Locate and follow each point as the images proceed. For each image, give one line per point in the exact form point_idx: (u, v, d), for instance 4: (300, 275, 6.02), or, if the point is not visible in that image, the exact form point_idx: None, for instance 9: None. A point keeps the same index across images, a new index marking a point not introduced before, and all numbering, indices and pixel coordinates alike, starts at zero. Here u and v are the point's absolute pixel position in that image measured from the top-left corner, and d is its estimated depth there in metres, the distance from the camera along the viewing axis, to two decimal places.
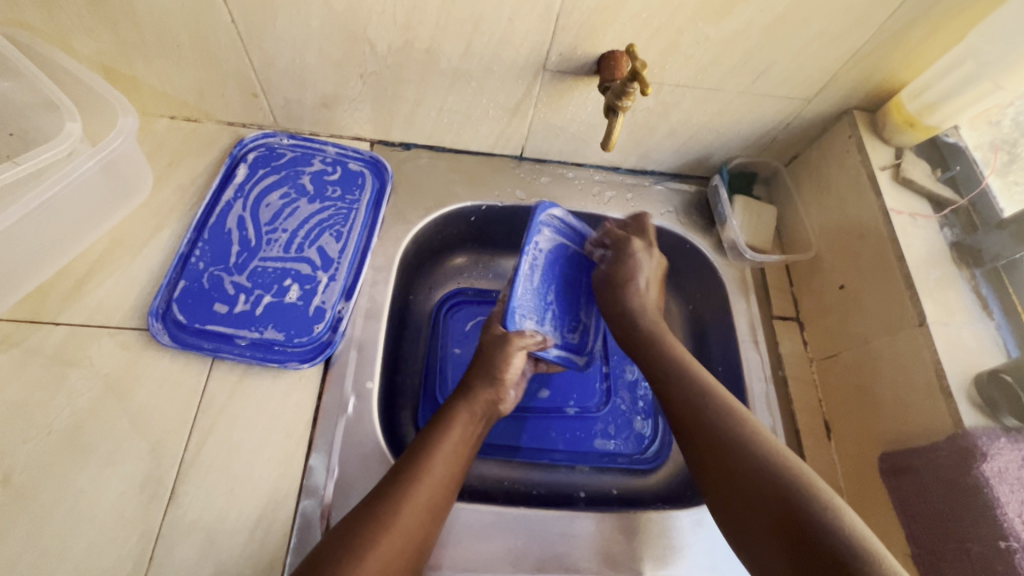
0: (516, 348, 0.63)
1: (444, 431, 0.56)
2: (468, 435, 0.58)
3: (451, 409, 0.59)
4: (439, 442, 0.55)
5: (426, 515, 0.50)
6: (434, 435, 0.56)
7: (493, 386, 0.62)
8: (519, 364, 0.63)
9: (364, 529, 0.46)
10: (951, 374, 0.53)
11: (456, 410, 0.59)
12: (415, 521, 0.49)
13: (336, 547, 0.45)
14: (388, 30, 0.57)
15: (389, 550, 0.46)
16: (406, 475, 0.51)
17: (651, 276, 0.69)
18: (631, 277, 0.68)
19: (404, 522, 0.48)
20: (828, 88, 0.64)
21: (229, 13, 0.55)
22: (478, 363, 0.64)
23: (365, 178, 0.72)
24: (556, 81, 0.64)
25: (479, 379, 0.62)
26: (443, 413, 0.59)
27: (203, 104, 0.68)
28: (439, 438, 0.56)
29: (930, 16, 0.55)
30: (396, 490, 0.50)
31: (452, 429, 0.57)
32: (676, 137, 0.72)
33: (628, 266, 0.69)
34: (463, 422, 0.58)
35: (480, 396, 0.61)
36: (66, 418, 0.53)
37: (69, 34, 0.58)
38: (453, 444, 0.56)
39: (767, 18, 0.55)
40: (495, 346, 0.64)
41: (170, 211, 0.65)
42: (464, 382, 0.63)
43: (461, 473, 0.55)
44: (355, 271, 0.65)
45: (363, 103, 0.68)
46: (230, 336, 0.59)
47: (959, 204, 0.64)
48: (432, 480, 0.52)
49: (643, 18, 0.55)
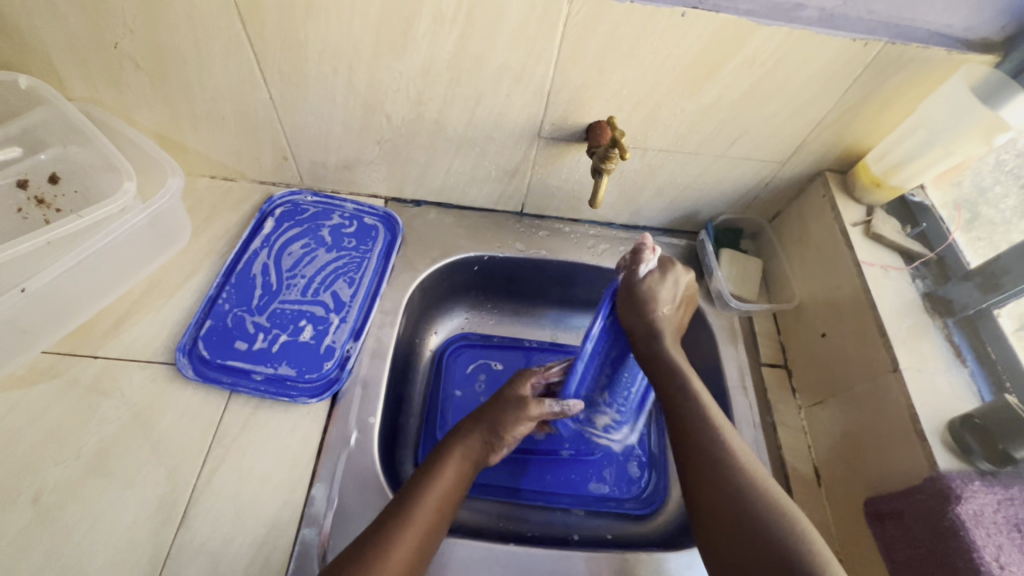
0: (526, 417, 0.64)
1: (437, 476, 0.58)
2: (461, 479, 0.60)
3: (445, 455, 0.61)
4: (431, 486, 0.57)
5: (414, 556, 0.52)
6: (429, 475, 0.58)
7: (491, 437, 0.63)
8: (522, 427, 0.63)
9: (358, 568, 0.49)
10: (924, 418, 0.55)
11: (447, 460, 0.60)
12: (405, 560, 0.51)
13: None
14: (402, 104, 0.66)
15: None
16: (398, 513, 0.54)
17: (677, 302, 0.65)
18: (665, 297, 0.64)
19: (397, 562, 0.51)
20: (799, 153, 0.71)
21: (268, 91, 0.65)
22: (479, 416, 0.65)
23: (379, 231, 0.80)
24: (550, 147, 0.71)
25: (480, 430, 0.63)
26: (437, 456, 0.61)
27: (240, 166, 0.77)
28: (431, 479, 0.58)
29: (881, 91, 0.61)
30: (388, 529, 0.52)
31: (446, 473, 0.59)
32: (663, 196, 0.79)
33: (665, 280, 0.64)
34: (449, 476, 0.59)
35: (475, 447, 0.62)
36: (95, 444, 0.58)
37: (134, 109, 0.68)
38: (447, 485, 0.58)
39: (734, 93, 0.62)
40: (500, 401, 0.65)
41: (203, 258, 0.73)
42: (463, 430, 0.64)
43: (443, 526, 0.56)
44: (365, 314, 0.71)
45: (379, 165, 0.76)
46: (247, 371, 0.64)
47: (929, 257, 0.68)
48: (417, 530, 0.53)
49: (623, 94, 0.63)
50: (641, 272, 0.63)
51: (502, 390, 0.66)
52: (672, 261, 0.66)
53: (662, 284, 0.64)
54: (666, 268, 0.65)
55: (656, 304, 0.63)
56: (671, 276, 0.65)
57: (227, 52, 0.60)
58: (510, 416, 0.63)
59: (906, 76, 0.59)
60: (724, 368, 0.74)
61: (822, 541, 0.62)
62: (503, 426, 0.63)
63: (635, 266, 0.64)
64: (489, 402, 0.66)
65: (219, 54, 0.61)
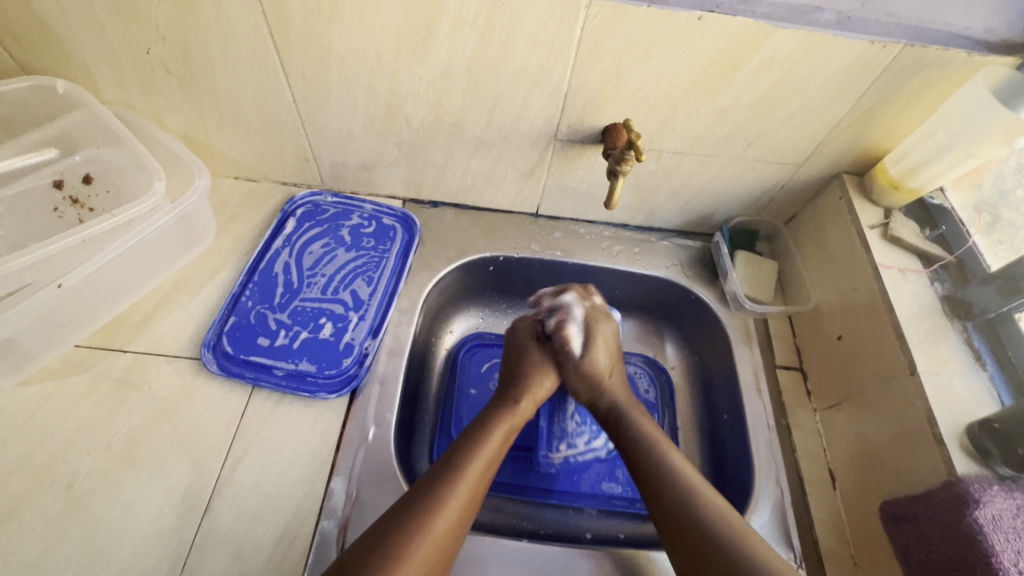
0: (546, 374, 0.70)
1: (489, 433, 0.61)
2: (508, 439, 0.63)
3: (495, 415, 0.64)
4: (484, 442, 0.60)
5: (468, 505, 0.55)
6: (480, 434, 0.61)
7: (537, 397, 0.68)
8: (558, 380, 0.71)
9: (420, 512, 0.52)
10: (942, 422, 0.55)
11: (492, 426, 0.62)
12: (462, 508, 0.54)
13: (396, 527, 0.50)
14: (422, 107, 0.67)
15: (442, 532, 0.51)
16: (454, 465, 0.56)
17: (613, 362, 0.72)
18: (599, 370, 0.70)
19: (453, 509, 0.53)
20: (815, 155, 0.71)
21: (292, 95, 0.67)
22: (523, 378, 0.69)
23: (396, 231, 0.81)
24: (566, 148, 0.72)
25: (527, 393, 0.67)
26: (485, 417, 0.64)
27: (264, 167, 0.80)
28: (485, 436, 0.61)
29: (900, 93, 0.61)
30: (445, 479, 0.55)
31: (497, 432, 0.62)
32: (678, 198, 0.79)
33: (598, 345, 0.71)
34: (496, 438, 0.61)
35: (525, 408, 0.66)
36: (124, 434, 0.60)
37: (163, 112, 0.71)
38: (498, 442, 0.61)
39: (751, 95, 0.62)
40: (536, 365, 0.70)
41: (227, 256, 0.75)
42: (510, 395, 0.67)
43: (487, 483, 0.58)
44: (383, 312, 0.73)
45: (398, 167, 0.78)
46: (269, 367, 0.66)
47: (948, 260, 0.67)
48: (468, 483, 0.56)
49: (640, 96, 0.63)
50: (575, 349, 0.70)
51: (534, 350, 0.72)
52: (597, 317, 0.72)
53: (597, 352, 0.70)
54: (592, 330, 0.71)
55: (598, 377, 0.69)
56: (599, 338, 0.71)
57: (254, 57, 0.62)
58: (549, 373, 0.70)
59: (926, 78, 0.59)
60: (738, 369, 0.74)
61: (836, 544, 0.62)
62: (547, 381, 0.69)
63: (568, 345, 0.71)
64: (529, 364, 0.70)
65: (245, 59, 0.63)
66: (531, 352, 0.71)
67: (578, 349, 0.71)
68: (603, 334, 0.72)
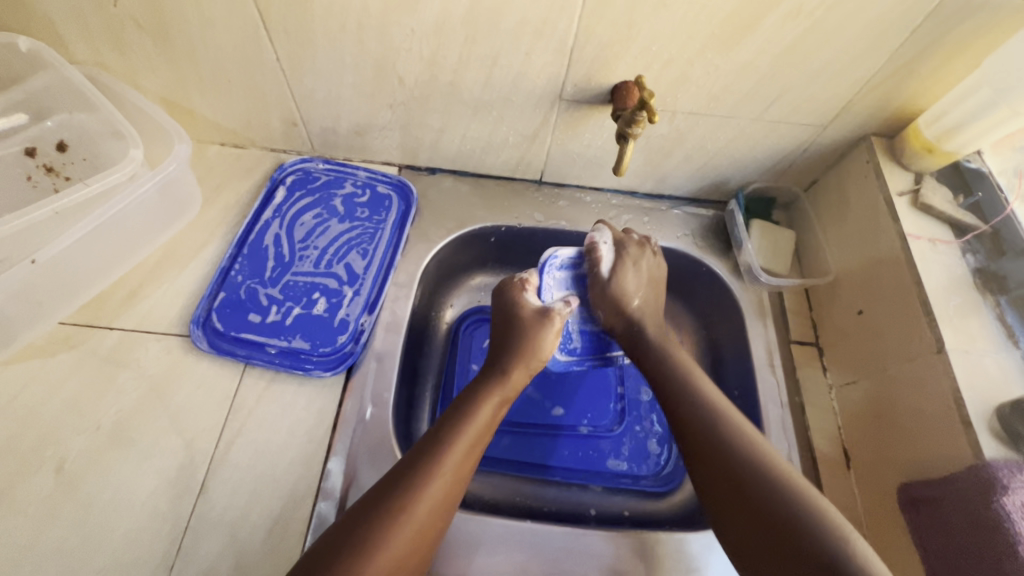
0: (550, 329, 0.65)
1: (478, 408, 0.57)
2: (498, 414, 0.59)
3: (485, 389, 0.60)
4: (474, 419, 0.56)
5: (450, 494, 0.51)
6: (470, 410, 0.57)
7: (531, 366, 0.64)
8: (552, 346, 0.65)
9: (403, 494, 0.49)
10: (970, 402, 0.52)
11: (486, 402, 0.58)
12: (445, 489, 0.51)
13: (376, 510, 0.47)
14: (415, 64, 0.62)
15: (423, 517, 0.48)
16: (437, 443, 0.53)
17: (645, 281, 0.70)
18: (626, 296, 0.69)
19: (437, 491, 0.50)
20: (842, 116, 0.65)
21: (275, 52, 0.62)
22: (516, 345, 0.64)
23: (392, 200, 0.77)
24: (572, 110, 0.67)
25: (519, 364, 0.63)
26: (475, 390, 0.60)
27: (250, 133, 0.75)
28: (472, 414, 0.57)
29: (942, 45, 0.55)
30: (427, 463, 0.51)
31: (487, 406, 0.58)
32: (691, 162, 0.74)
33: (624, 264, 0.70)
34: (486, 412, 0.58)
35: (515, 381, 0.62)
36: (113, 415, 0.58)
37: (139, 73, 0.66)
38: (489, 417, 0.57)
39: (776, 48, 0.56)
40: (534, 322, 0.65)
41: (215, 228, 0.71)
42: (500, 365, 0.63)
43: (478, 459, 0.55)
44: (379, 286, 0.69)
45: (392, 131, 0.73)
46: (261, 344, 0.63)
47: (983, 229, 0.63)
48: (455, 461, 0.52)
49: (653, 51, 0.58)
50: (604, 271, 0.70)
51: (528, 310, 0.66)
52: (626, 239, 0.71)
53: (627, 275, 0.69)
54: (621, 250, 0.70)
55: (625, 298, 0.69)
56: (629, 259, 0.70)
57: (230, 11, 0.57)
58: (544, 338, 0.65)
59: (975, 26, 0.53)
60: (750, 345, 0.71)
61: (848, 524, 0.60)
62: (540, 349, 0.64)
63: (597, 266, 0.70)
64: (527, 328, 0.65)
65: (221, 13, 0.57)
66: (525, 315, 0.66)
67: (607, 274, 0.70)
68: (635, 256, 0.70)
